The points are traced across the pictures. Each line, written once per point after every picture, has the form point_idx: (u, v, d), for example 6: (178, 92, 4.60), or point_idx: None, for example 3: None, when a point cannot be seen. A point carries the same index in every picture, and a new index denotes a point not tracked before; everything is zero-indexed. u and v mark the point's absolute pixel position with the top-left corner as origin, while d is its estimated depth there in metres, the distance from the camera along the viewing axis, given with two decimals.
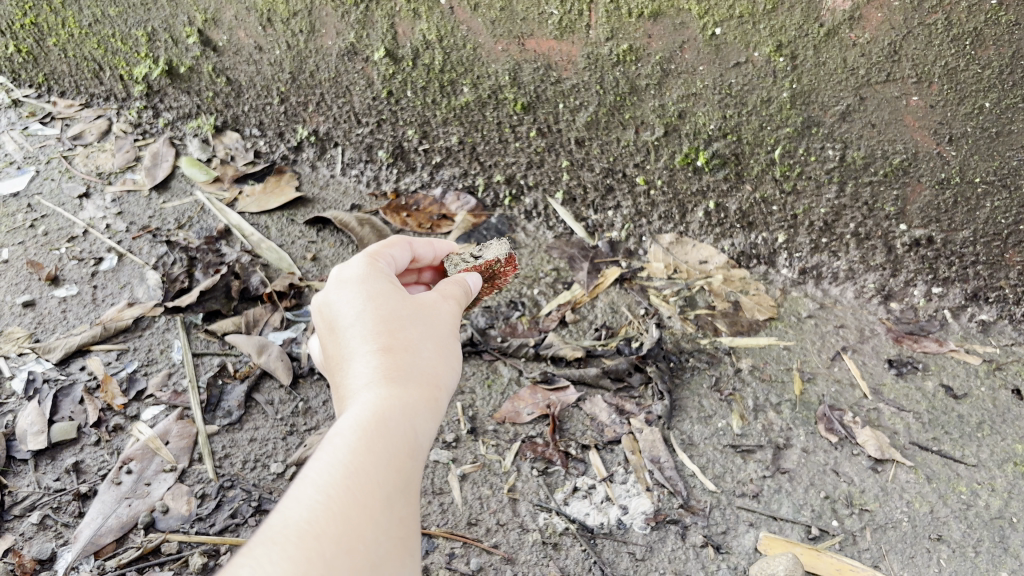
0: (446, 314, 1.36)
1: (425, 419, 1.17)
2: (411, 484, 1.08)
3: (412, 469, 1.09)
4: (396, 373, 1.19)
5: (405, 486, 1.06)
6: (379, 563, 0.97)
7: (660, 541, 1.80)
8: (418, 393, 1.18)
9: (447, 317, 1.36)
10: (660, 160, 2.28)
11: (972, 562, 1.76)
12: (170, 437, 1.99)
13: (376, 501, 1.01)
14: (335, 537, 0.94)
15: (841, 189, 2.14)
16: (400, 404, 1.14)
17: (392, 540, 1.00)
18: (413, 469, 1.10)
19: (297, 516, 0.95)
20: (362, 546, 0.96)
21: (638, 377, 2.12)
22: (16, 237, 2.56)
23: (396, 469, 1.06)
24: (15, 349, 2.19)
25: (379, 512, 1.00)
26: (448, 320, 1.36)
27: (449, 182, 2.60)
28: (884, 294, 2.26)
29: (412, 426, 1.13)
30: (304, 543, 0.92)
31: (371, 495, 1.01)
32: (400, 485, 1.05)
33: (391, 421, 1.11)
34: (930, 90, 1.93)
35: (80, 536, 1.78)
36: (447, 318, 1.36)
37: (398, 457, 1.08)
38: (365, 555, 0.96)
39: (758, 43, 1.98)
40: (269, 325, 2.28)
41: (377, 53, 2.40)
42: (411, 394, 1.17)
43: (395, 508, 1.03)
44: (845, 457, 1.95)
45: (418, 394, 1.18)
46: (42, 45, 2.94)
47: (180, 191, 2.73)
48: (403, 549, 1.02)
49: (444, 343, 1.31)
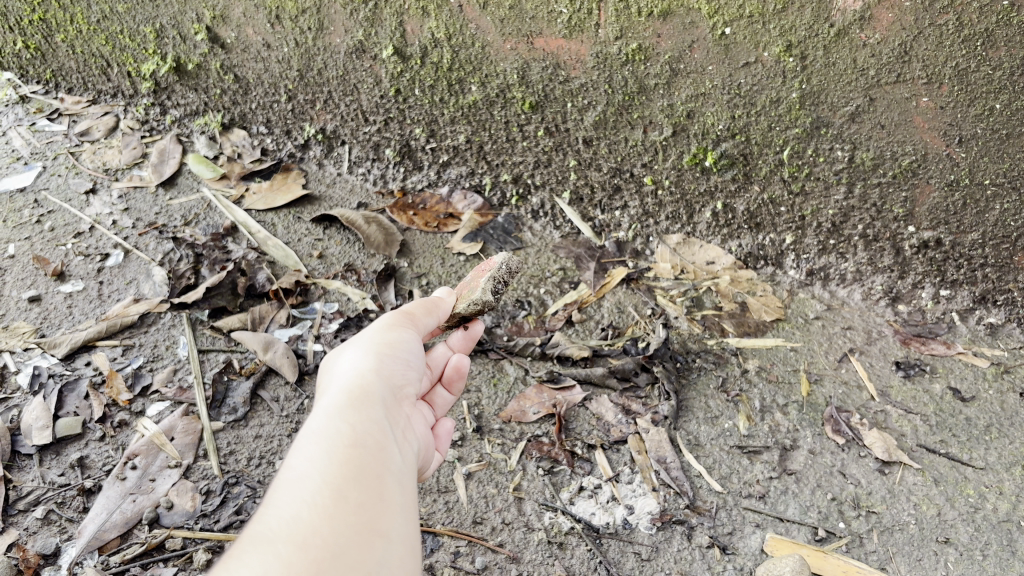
0: (388, 325, 1.38)
1: (373, 414, 1.16)
2: (366, 472, 1.06)
3: (365, 460, 1.08)
4: (335, 390, 1.20)
5: (355, 475, 1.04)
6: (345, 550, 0.95)
7: (666, 541, 1.79)
8: (359, 396, 1.19)
9: (391, 328, 1.38)
10: (668, 160, 2.28)
11: (980, 564, 1.74)
12: (175, 433, 1.99)
13: (323, 496, 1.00)
14: (284, 539, 0.93)
15: (850, 191, 2.13)
16: (340, 410, 1.14)
17: (351, 525, 0.98)
18: (369, 460, 1.09)
19: (248, 534, 0.95)
20: (317, 537, 0.94)
21: (644, 377, 2.11)
22: (22, 232, 2.56)
23: (340, 464, 1.05)
24: (21, 344, 2.19)
25: (331, 505, 0.99)
26: (389, 328, 1.37)
27: (456, 181, 2.60)
28: (891, 296, 2.25)
29: (356, 424, 1.13)
30: (254, 552, 0.92)
31: (315, 492, 1.00)
32: (349, 476, 1.04)
33: (330, 425, 1.11)
34: (941, 91, 1.92)
35: (84, 531, 1.78)
36: (389, 328, 1.38)
37: (341, 452, 1.07)
38: (323, 546, 0.94)
39: (768, 43, 1.98)
40: (275, 323, 2.28)
41: (385, 50, 2.40)
42: (351, 399, 1.17)
43: (349, 498, 1.01)
44: (852, 459, 1.94)
45: (359, 397, 1.18)
46: (51, 41, 2.95)
47: (187, 187, 2.73)
48: (371, 530, 0.99)
49: (387, 351, 1.32)
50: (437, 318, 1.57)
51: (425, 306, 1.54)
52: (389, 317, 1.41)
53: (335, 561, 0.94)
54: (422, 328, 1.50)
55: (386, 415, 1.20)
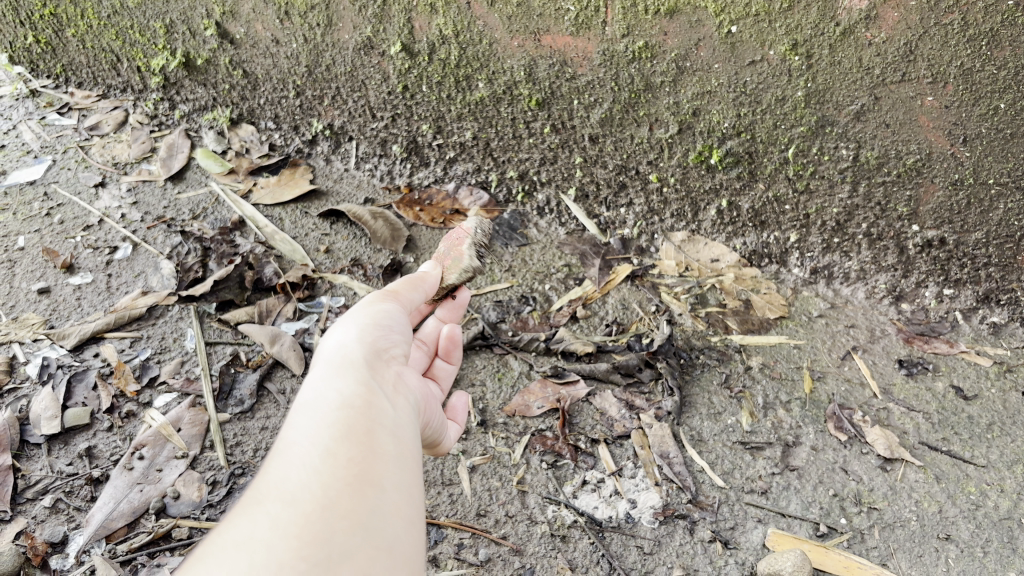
0: (370, 302, 1.36)
1: (359, 378, 1.15)
2: (355, 430, 1.04)
3: (353, 419, 1.05)
4: (321, 364, 1.18)
5: (343, 435, 1.02)
6: (335, 499, 0.92)
7: (668, 535, 1.81)
8: (343, 365, 1.17)
9: (374, 303, 1.36)
10: (674, 158, 2.29)
11: (981, 562, 1.75)
12: (182, 424, 2.00)
13: (312, 455, 0.97)
14: (273, 499, 0.91)
15: (854, 189, 2.14)
16: (326, 380, 1.13)
17: (341, 476, 0.95)
18: (359, 420, 1.06)
19: (239, 505, 0.93)
20: (306, 493, 0.92)
21: (648, 372, 2.13)
22: (32, 225, 2.58)
23: (328, 427, 1.02)
24: (30, 335, 2.21)
25: (319, 463, 0.97)
26: (372, 303, 1.36)
27: (462, 177, 2.61)
28: (895, 294, 2.27)
29: (342, 389, 1.11)
30: (243, 518, 0.90)
31: (303, 455, 0.97)
32: (336, 434, 1.01)
33: (315, 396, 1.09)
34: (946, 90, 1.93)
35: (92, 520, 1.79)
36: (372, 304, 1.36)
37: (327, 416, 1.05)
38: (311, 499, 0.92)
39: (774, 41, 1.99)
40: (282, 316, 2.30)
41: (393, 47, 2.42)
42: (335, 369, 1.16)
43: (338, 455, 0.98)
44: (854, 455, 1.95)
45: (343, 365, 1.17)
46: (61, 35, 2.97)
47: (195, 182, 2.75)
48: (364, 481, 0.96)
49: (372, 323, 1.30)
50: (425, 293, 1.54)
51: (410, 281, 1.52)
52: (370, 296, 1.39)
53: (326, 510, 0.91)
54: (409, 304, 1.47)
55: (375, 378, 1.18)
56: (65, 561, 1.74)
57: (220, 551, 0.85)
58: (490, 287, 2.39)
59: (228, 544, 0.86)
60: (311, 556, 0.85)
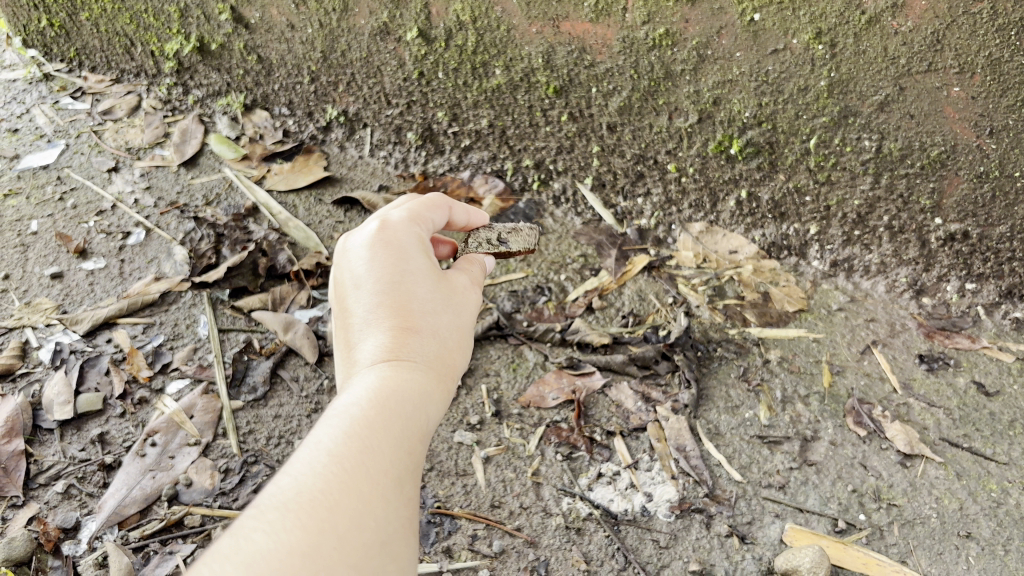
0: (468, 292, 1.31)
1: (435, 399, 1.13)
2: (418, 466, 1.03)
3: (420, 451, 1.05)
4: (412, 353, 1.14)
5: (411, 469, 1.01)
6: (393, 541, 0.93)
7: (684, 530, 1.79)
8: (431, 372, 1.14)
9: (468, 293, 1.31)
10: (693, 147, 2.26)
11: (1002, 560, 1.73)
12: (195, 411, 1.99)
13: (386, 474, 0.97)
14: (345, 515, 0.89)
15: (876, 181, 2.11)
16: (408, 382, 1.10)
17: (402, 521, 0.96)
18: (420, 447, 1.06)
19: (303, 488, 0.90)
20: (373, 523, 0.91)
21: (665, 364, 2.10)
22: (45, 209, 2.57)
23: (404, 453, 1.01)
24: (43, 320, 2.20)
25: (391, 490, 0.96)
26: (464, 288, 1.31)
27: (477, 165, 2.59)
28: (915, 289, 2.23)
29: (422, 400, 1.09)
30: (311, 516, 0.87)
31: (380, 468, 0.97)
32: (409, 467, 1.01)
33: (398, 395, 1.07)
34: (973, 80, 1.90)
35: (104, 506, 1.79)
36: (466, 294, 1.30)
37: (405, 432, 1.04)
38: (375, 528, 0.91)
39: (797, 30, 1.96)
40: (295, 304, 2.27)
41: (409, 33, 2.39)
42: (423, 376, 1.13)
43: (405, 488, 0.98)
44: (873, 451, 1.93)
45: (430, 376, 1.14)
46: (75, 19, 2.95)
47: (208, 167, 2.73)
48: (410, 531, 0.97)
49: (460, 313, 1.26)
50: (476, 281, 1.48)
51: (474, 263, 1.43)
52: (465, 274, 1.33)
53: (383, 549, 0.91)
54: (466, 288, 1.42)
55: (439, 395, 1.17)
56: (77, 547, 1.73)
57: (285, 552, 0.83)
58: (505, 276, 2.36)
59: (288, 545, 0.84)
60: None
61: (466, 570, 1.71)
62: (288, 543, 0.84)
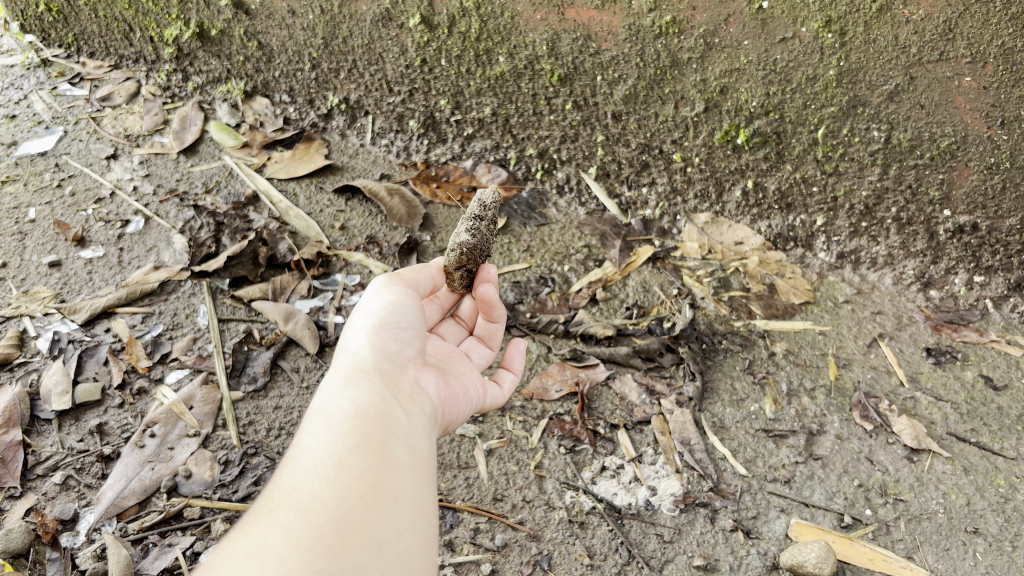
0: (382, 294, 1.39)
1: (370, 384, 1.19)
2: (370, 439, 1.08)
3: (366, 426, 1.10)
4: (338, 371, 1.23)
5: (358, 445, 1.06)
6: (350, 510, 0.96)
7: (689, 524, 1.77)
8: (356, 372, 1.21)
9: (386, 294, 1.39)
10: (699, 137, 2.23)
11: (1010, 556, 1.71)
12: (194, 402, 1.97)
13: (326, 465, 1.02)
14: (286, 510, 0.96)
15: (884, 172, 2.08)
16: (335, 390, 1.17)
17: (356, 488, 0.99)
18: (364, 424, 1.10)
19: (251, 514, 0.97)
20: (320, 503, 0.96)
21: (669, 357, 2.08)
22: (43, 196, 2.54)
23: (342, 437, 1.07)
24: (40, 309, 2.17)
25: (333, 473, 1.01)
26: (384, 295, 1.39)
27: (480, 154, 2.56)
28: (923, 281, 2.21)
29: (354, 397, 1.15)
30: (256, 529, 0.94)
31: (318, 464, 1.02)
32: (351, 445, 1.06)
33: (329, 404, 1.13)
34: (985, 70, 1.87)
35: (103, 498, 1.77)
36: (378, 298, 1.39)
37: (341, 425, 1.09)
38: (323, 507, 0.96)
39: (806, 18, 1.93)
40: (296, 294, 2.26)
41: (412, 19, 2.36)
42: (350, 377, 1.20)
43: (351, 467, 1.03)
44: (880, 445, 1.90)
45: (355, 373, 1.21)
46: (73, 4, 2.92)
47: (208, 155, 2.70)
48: (376, 491, 1.00)
49: (380, 320, 1.33)
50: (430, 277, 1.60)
51: (418, 267, 1.58)
52: (381, 287, 1.42)
53: (340, 519, 0.95)
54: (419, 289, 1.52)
55: (387, 383, 1.22)
56: (76, 538, 1.71)
57: (233, 562, 0.90)
58: (508, 267, 2.33)
59: (240, 556, 0.90)
60: (325, 567, 0.89)
61: (468, 564, 1.69)
62: (236, 556, 0.91)
